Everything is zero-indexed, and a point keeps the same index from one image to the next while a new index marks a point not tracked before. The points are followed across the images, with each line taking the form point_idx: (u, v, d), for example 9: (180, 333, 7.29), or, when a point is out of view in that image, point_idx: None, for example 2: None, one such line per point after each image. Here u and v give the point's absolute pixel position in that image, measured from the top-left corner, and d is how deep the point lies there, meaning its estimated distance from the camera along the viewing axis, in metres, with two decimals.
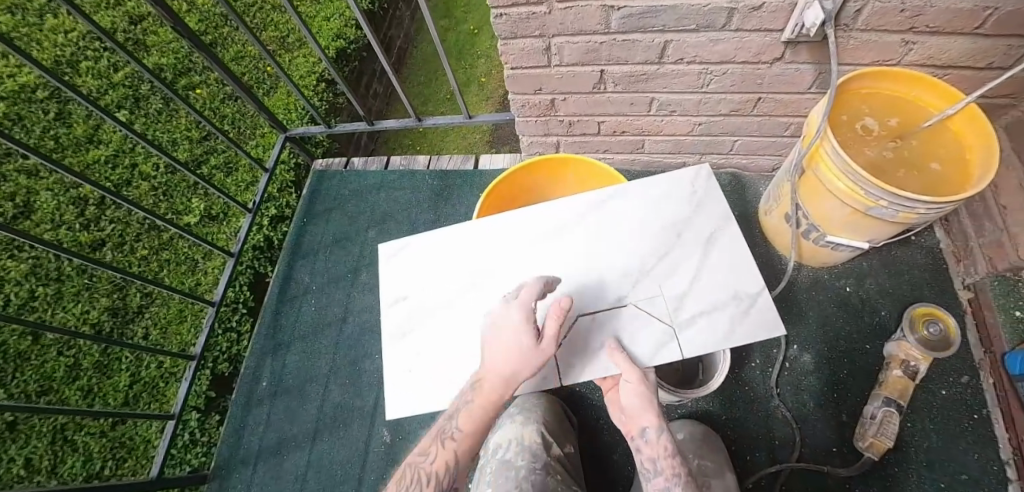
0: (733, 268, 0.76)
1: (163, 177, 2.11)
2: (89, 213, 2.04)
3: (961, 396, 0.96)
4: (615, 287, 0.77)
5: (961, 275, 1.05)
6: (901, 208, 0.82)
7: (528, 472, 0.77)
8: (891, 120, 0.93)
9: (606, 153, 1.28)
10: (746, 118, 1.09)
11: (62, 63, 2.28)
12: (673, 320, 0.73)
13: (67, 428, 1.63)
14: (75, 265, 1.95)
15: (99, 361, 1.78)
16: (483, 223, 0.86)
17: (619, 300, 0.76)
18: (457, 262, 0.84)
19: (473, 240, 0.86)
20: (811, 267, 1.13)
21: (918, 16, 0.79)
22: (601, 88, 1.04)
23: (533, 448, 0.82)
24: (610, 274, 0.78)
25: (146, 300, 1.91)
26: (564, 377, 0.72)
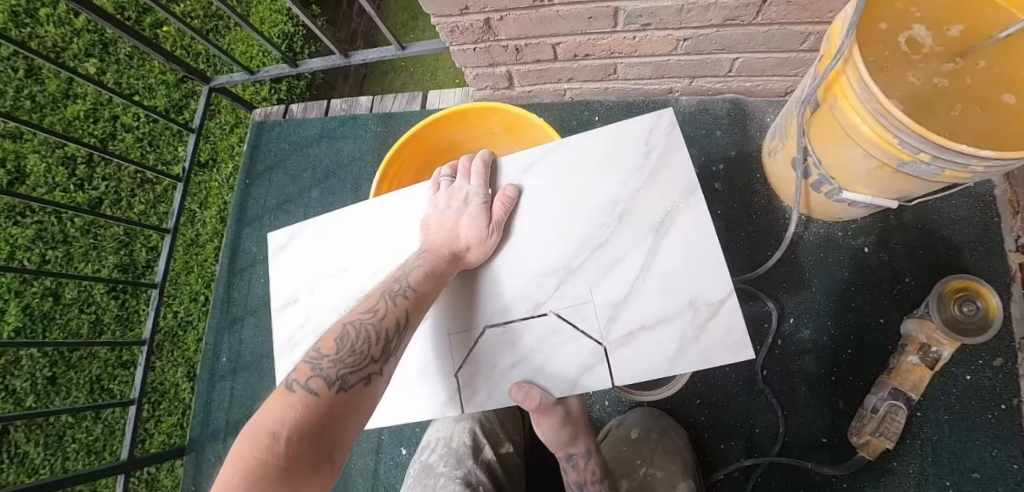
0: (692, 263, 0.56)
1: (145, 126, 1.97)
2: (81, 173, 1.93)
3: (990, 383, 0.79)
4: (533, 290, 0.59)
5: (1014, 231, 0.81)
6: (947, 165, 0.59)
7: (446, 482, 0.68)
8: (951, 28, 0.66)
9: (571, 82, 1.03)
10: (747, 27, 0.80)
11: (21, 13, 2.05)
12: (605, 336, 0.57)
13: (103, 378, 1.72)
14: (78, 226, 1.89)
15: (119, 315, 1.81)
16: (379, 202, 0.69)
17: (535, 309, 0.59)
18: (350, 254, 0.68)
19: (366, 225, 0.68)
20: (822, 222, 0.91)
21: None
22: (545, 1, 0.78)
23: (460, 452, 0.72)
24: (527, 274, 0.60)
25: (153, 254, 1.87)
26: (463, 406, 0.59)
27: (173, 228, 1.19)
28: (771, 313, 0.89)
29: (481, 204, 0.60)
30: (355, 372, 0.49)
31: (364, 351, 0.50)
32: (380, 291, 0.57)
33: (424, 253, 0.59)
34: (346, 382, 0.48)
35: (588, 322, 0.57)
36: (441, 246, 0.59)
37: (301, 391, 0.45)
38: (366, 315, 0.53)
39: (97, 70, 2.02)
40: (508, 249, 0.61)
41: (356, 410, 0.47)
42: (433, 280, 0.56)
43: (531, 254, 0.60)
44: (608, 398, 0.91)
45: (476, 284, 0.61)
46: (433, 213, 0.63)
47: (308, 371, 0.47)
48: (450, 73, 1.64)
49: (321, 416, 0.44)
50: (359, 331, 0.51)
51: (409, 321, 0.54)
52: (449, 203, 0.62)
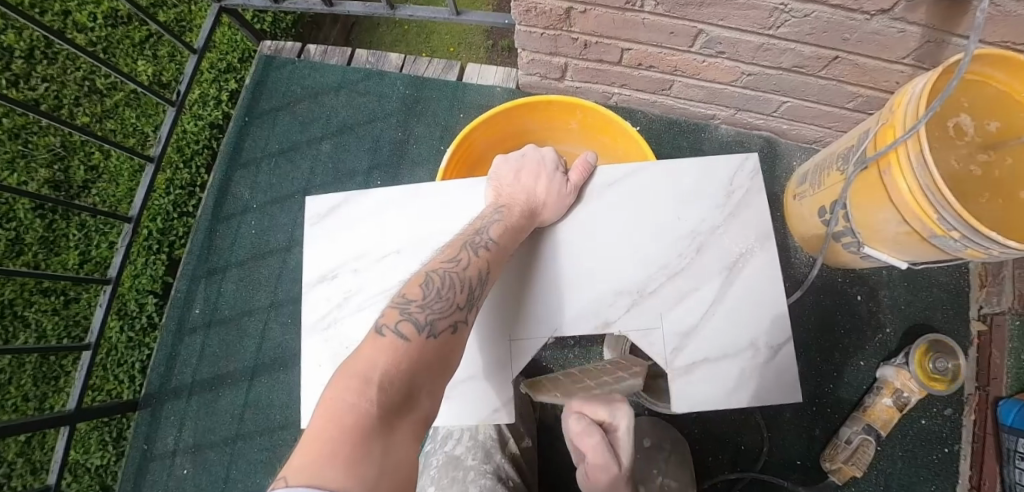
0: (758, 307, 0.59)
1: (104, 30, 1.58)
2: (17, 67, 1.54)
3: (938, 429, 0.93)
4: (602, 306, 0.59)
5: (979, 302, 0.96)
6: (973, 245, 0.65)
7: (477, 475, 0.66)
8: (990, 123, 0.73)
9: (623, 88, 1.03)
10: (808, 78, 0.84)
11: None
12: (668, 363, 0.58)
13: (15, 304, 1.37)
14: (4, 127, 1.49)
15: (45, 237, 1.44)
16: (438, 187, 0.66)
17: (604, 327, 0.59)
18: (404, 238, 0.65)
19: (425, 210, 0.65)
20: (828, 267, 0.99)
21: None
22: (635, 6, 0.76)
23: (487, 446, 0.71)
24: (598, 290, 0.60)
25: (94, 173, 1.51)
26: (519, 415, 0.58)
27: (159, 156, 1.09)
28: None
29: (560, 174, 0.62)
30: (443, 319, 0.47)
31: (450, 298, 0.48)
32: (461, 240, 0.55)
33: (499, 207, 0.58)
34: (436, 329, 0.45)
35: (653, 347, 0.58)
36: (518, 204, 0.59)
37: (390, 335, 0.43)
38: (449, 264, 0.51)
39: None
40: (568, 218, 0.62)
41: (446, 362, 0.45)
42: (513, 233, 0.56)
43: (604, 269, 0.60)
44: None
45: (540, 284, 0.60)
46: (500, 176, 0.63)
47: (397, 315, 0.45)
48: (443, 40, 1.49)
49: (416, 363, 0.42)
50: (441, 279, 0.50)
51: (490, 274, 0.53)
52: (525, 173, 0.62)
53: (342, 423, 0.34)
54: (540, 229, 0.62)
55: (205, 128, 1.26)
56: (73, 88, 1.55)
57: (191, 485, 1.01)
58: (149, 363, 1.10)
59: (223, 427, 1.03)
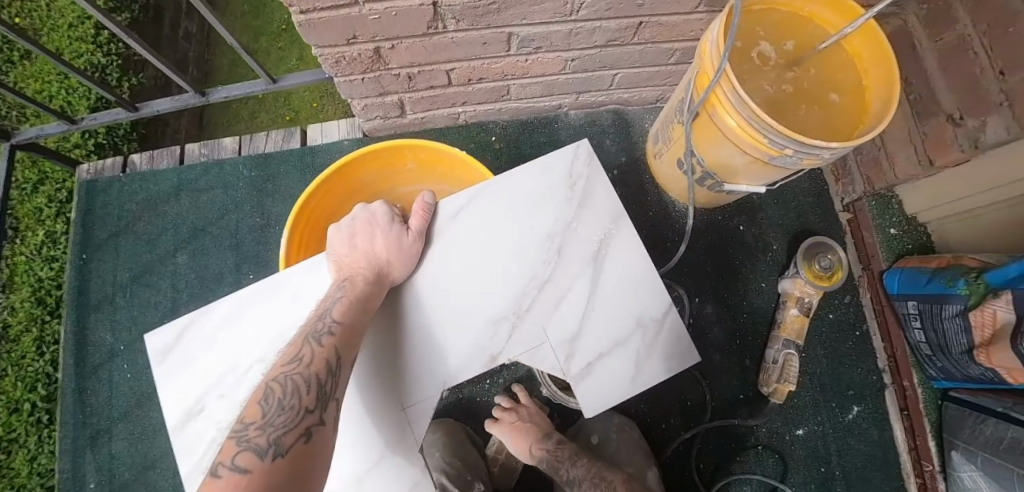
0: (633, 285, 0.59)
1: None
2: None
3: (846, 318, 1.03)
4: (486, 340, 0.57)
5: (840, 195, 1.07)
6: (807, 154, 0.69)
7: None
8: (787, 43, 0.80)
9: (464, 106, 1.02)
10: (625, 48, 0.87)
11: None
12: (567, 372, 0.57)
13: None
14: None
15: None
16: (280, 276, 0.61)
17: (492, 360, 0.57)
18: (263, 343, 0.59)
19: (277, 307, 0.60)
20: (705, 209, 1.04)
21: None
22: (438, 28, 0.75)
23: None
24: (477, 324, 0.57)
25: None
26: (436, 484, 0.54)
27: None
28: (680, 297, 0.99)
29: (398, 224, 0.59)
30: (290, 430, 0.42)
31: (296, 403, 0.44)
32: (302, 333, 0.51)
33: (342, 281, 0.55)
34: (281, 446, 0.41)
35: (547, 362, 0.57)
36: (363, 272, 0.55)
37: (225, 475, 0.38)
38: (291, 365, 0.48)
39: None
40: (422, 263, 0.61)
41: (305, 472, 0.41)
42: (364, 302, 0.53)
43: (476, 301, 0.58)
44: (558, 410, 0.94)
45: (415, 341, 0.57)
46: (336, 247, 0.60)
47: (232, 449, 0.41)
48: (304, 99, 1.37)
49: (265, 488, 0.38)
50: (283, 384, 0.46)
51: (341, 357, 0.49)
52: (358, 234, 0.60)
53: None
54: (397, 287, 0.59)
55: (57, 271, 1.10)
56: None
57: None
58: None
59: None
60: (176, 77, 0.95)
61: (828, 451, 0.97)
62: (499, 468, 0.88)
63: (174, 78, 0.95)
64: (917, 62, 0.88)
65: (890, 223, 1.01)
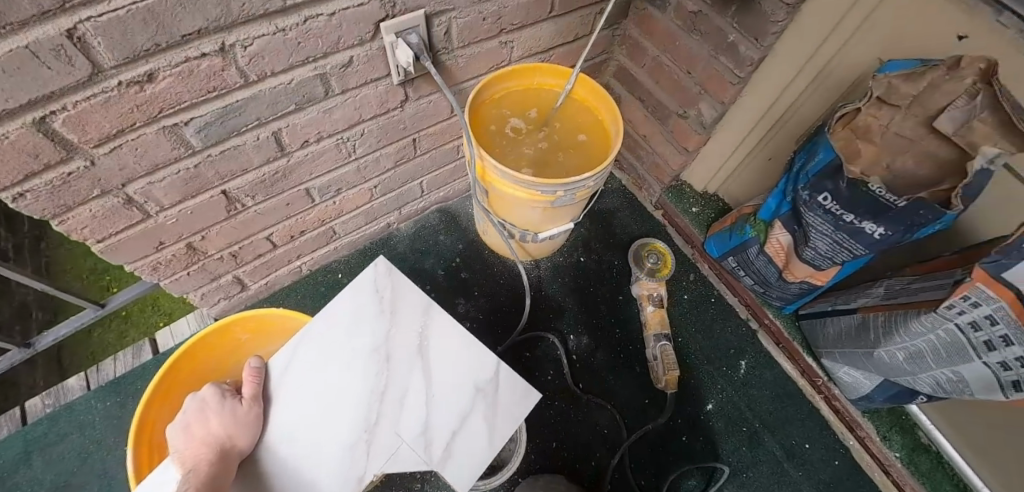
0: (459, 359, 0.67)
1: None
2: None
3: (699, 293, 1.18)
4: (349, 468, 0.61)
5: (648, 199, 1.27)
6: (573, 191, 0.85)
7: None
8: (530, 111, 0.98)
9: (300, 258, 1.07)
10: (414, 161, 1.01)
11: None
12: (431, 462, 0.62)
13: None
14: None
15: None
16: None
17: (360, 482, 0.61)
18: None
19: None
20: (545, 257, 1.16)
21: (499, 17, 0.84)
22: (239, 207, 0.83)
23: None
24: (336, 457, 0.62)
25: None
26: None
27: None
28: (556, 342, 1.08)
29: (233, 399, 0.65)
30: None
31: None
32: None
33: (186, 474, 0.58)
34: None
35: (411, 461, 0.62)
36: (206, 458, 0.60)
37: None
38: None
39: None
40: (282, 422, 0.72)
41: None
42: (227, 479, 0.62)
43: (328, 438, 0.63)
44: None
45: None
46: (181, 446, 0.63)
47: None
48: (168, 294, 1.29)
49: None
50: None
51: None
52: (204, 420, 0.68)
53: None
54: (250, 456, 0.64)
55: None
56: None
57: None
58: None
59: None
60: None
61: (743, 412, 1.08)
62: None
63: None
64: (641, 88, 1.13)
65: (687, 204, 1.23)
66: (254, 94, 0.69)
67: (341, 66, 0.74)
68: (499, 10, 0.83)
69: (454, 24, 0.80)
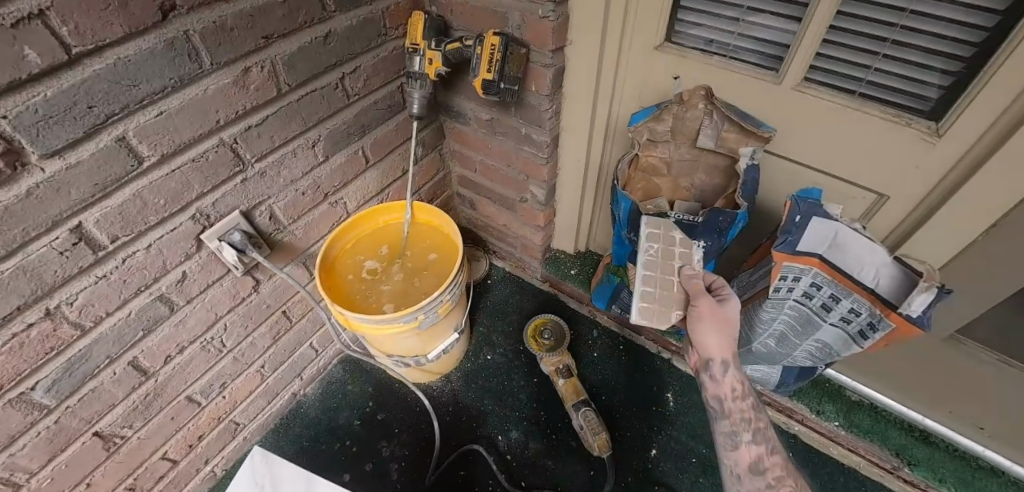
0: None
1: None
2: None
3: (606, 345, 1.27)
4: None
5: (535, 276, 1.42)
6: (432, 310, 0.95)
7: None
8: (383, 249, 1.11)
9: (211, 461, 1.10)
10: (293, 328, 1.13)
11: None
12: None
13: None
14: None
15: None
16: None
17: None
18: None
19: None
20: (451, 367, 1.23)
21: (319, 187, 1.00)
22: (120, 440, 0.88)
23: None
24: None
25: None
26: None
27: None
28: (482, 450, 1.12)
29: None
30: None
31: None
32: None
33: None
34: None
35: None
36: None
37: None
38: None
39: None
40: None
41: None
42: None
43: None
44: None
45: None
46: None
47: None
48: None
49: None
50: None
51: None
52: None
53: None
54: None
55: None
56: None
57: None
58: None
59: None
60: None
61: (685, 442, 1.11)
62: None
63: None
64: (480, 191, 1.30)
65: (567, 269, 1.36)
66: (96, 338, 0.76)
67: (176, 281, 0.83)
68: (316, 182, 0.99)
69: (275, 208, 0.93)
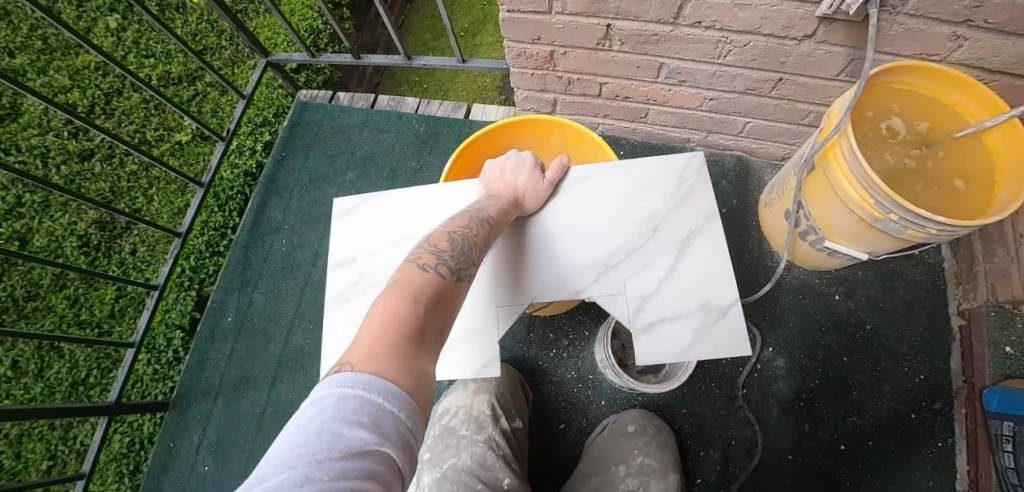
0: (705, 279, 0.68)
1: (108, 101, 1.83)
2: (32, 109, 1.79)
3: (929, 423, 0.93)
4: (608, 258, 0.71)
5: (958, 299, 0.98)
6: (910, 225, 0.73)
7: (468, 444, 0.80)
8: (920, 124, 0.83)
9: (669, 128, 1.16)
10: (759, 98, 0.97)
11: None
12: (660, 313, 0.67)
13: None
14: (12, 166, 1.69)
15: (13, 254, 1.58)
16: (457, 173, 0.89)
17: (598, 276, 0.70)
18: None
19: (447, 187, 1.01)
20: (926, 258, 1.03)
21: (978, 6, 0.66)
22: (605, 46, 0.92)
23: (480, 419, 0.84)
24: (598, 247, 0.71)
25: (75, 218, 1.66)
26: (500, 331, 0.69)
27: (206, 183, 1.28)
28: (754, 341, 1.02)
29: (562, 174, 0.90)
30: (464, 268, 0.60)
31: (469, 254, 0.62)
32: (467, 214, 0.67)
33: None
34: (460, 274, 0.59)
35: (634, 298, 0.68)
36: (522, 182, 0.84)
37: (431, 272, 0.57)
38: (463, 229, 0.64)
39: (117, 25, 1.99)
40: (546, 207, 0.75)
41: (440, 304, 0.55)
42: (506, 215, 0.69)
43: (596, 227, 0.73)
44: (608, 403, 1.02)
45: None
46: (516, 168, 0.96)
47: (433, 260, 0.59)
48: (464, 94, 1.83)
49: (430, 292, 0.55)
50: (462, 239, 0.62)
51: (489, 241, 0.66)
52: (510, 174, 0.74)
53: (404, 302, 0.52)
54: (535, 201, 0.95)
55: (231, 174, 1.45)
56: (113, 161, 1.75)
57: (211, 481, 1.10)
58: (179, 374, 1.23)
59: (243, 425, 1.13)
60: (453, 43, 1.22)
61: None
62: (544, 390, 1.04)
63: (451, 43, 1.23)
64: None
65: (1006, 339, 0.90)
66: None
67: None
68: None
69: None
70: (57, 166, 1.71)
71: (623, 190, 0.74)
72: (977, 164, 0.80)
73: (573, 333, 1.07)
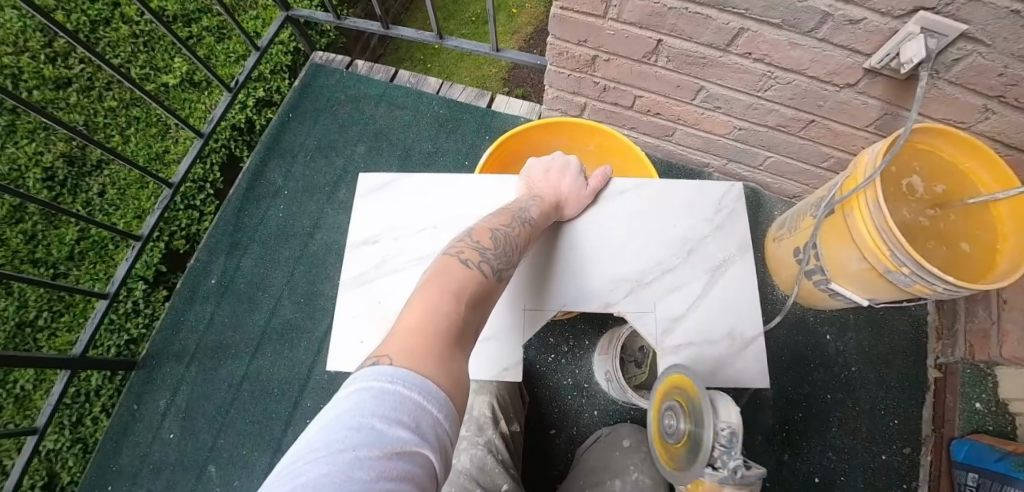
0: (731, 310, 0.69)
1: (93, 27, 1.69)
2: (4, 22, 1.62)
3: (896, 465, 0.98)
4: (638, 275, 0.70)
5: (936, 352, 1.04)
6: (920, 279, 0.75)
7: (469, 446, 0.78)
8: (938, 186, 0.87)
9: (692, 150, 1.17)
10: (787, 136, 0.99)
11: None
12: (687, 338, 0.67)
13: None
14: None
15: None
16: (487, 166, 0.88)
17: (628, 293, 0.70)
18: None
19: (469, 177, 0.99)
20: (912, 310, 1.08)
21: (1014, 85, 0.69)
22: (651, 60, 0.92)
23: (481, 421, 0.82)
24: (630, 262, 0.71)
25: (41, 147, 1.52)
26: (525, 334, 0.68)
27: (207, 133, 1.21)
28: None
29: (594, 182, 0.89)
30: (505, 268, 0.58)
31: (510, 254, 0.59)
32: (510, 211, 0.65)
33: None
34: (500, 275, 0.57)
35: (662, 318, 0.68)
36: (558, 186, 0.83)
37: (474, 269, 0.54)
38: (506, 227, 0.62)
39: None
40: (583, 215, 0.74)
41: (480, 303, 0.53)
42: (547, 218, 0.67)
43: (630, 242, 0.72)
44: (600, 414, 1.02)
45: None
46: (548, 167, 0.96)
47: (476, 256, 0.56)
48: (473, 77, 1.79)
49: (473, 289, 0.52)
50: (504, 237, 0.60)
51: (530, 242, 0.64)
52: (554, 176, 0.73)
53: (444, 299, 0.49)
54: None
55: (226, 127, 1.37)
56: (91, 94, 1.60)
57: (175, 450, 1.04)
58: (150, 332, 1.15)
59: (217, 395, 1.07)
60: (489, 28, 1.20)
61: None
62: (539, 394, 1.04)
63: (488, 28, 1.20)
64: None
65: (977, 395, 0.94)
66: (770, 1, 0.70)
67: (849, 19, 0.68)
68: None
69: (971, 58, 0.68)
70: (28, 90, 1.56)
71: (659, 209, 0.74)
72: (981, 231, 0.84)
73: (574, 341, 1.06)
